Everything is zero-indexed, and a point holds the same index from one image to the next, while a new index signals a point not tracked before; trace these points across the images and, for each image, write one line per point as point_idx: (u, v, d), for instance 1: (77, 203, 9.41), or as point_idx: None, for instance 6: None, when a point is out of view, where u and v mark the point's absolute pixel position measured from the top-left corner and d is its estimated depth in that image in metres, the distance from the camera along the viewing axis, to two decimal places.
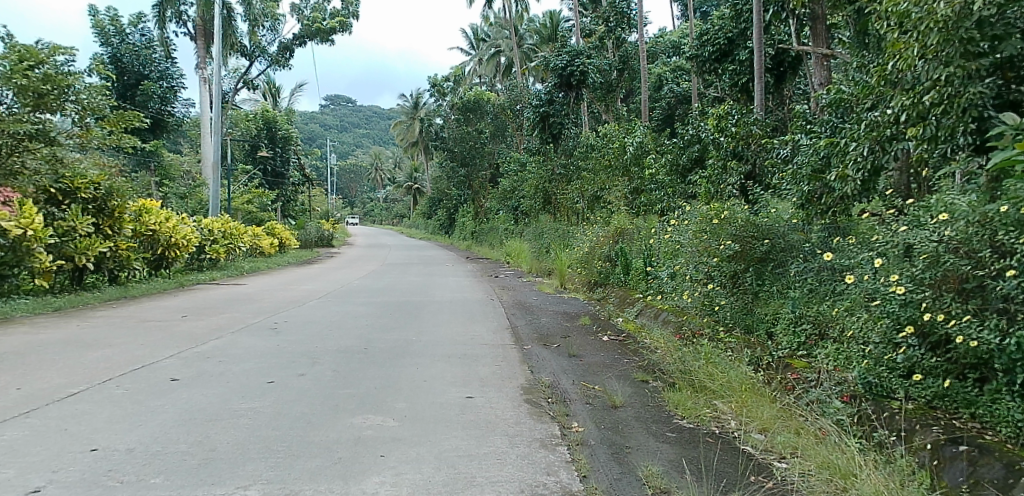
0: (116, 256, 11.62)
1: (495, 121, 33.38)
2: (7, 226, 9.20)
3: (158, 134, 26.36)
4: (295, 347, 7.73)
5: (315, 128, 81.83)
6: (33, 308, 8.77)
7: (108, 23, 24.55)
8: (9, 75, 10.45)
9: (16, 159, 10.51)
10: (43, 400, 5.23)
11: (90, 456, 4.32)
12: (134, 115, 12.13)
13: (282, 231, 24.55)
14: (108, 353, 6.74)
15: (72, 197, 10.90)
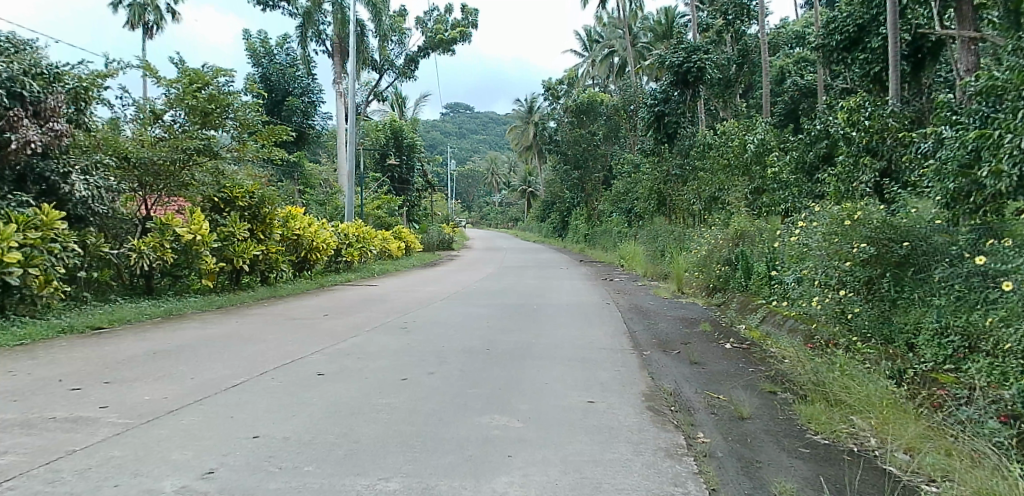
0: (267, 259, 12.75)
1: (609, 122, 33.16)
2: (180, 233, 10.41)
3: (301, 146, 28.57)
4: (423, 346, 8.12)
5: (434, 135, 85.06)
6: (201, 305, 9.82)
7: (259, 45, 26.87)
8: (182, 97, 11.39)
9: (188, 172, 11.44)
10: (214, 389, 5.86)
11: (253, 443, 4.79)
12: (283, 129, 12.95)
13: (408, 235, 25.74)
14: (263, 347, 7.42)
15: (231, 205, 12.22)
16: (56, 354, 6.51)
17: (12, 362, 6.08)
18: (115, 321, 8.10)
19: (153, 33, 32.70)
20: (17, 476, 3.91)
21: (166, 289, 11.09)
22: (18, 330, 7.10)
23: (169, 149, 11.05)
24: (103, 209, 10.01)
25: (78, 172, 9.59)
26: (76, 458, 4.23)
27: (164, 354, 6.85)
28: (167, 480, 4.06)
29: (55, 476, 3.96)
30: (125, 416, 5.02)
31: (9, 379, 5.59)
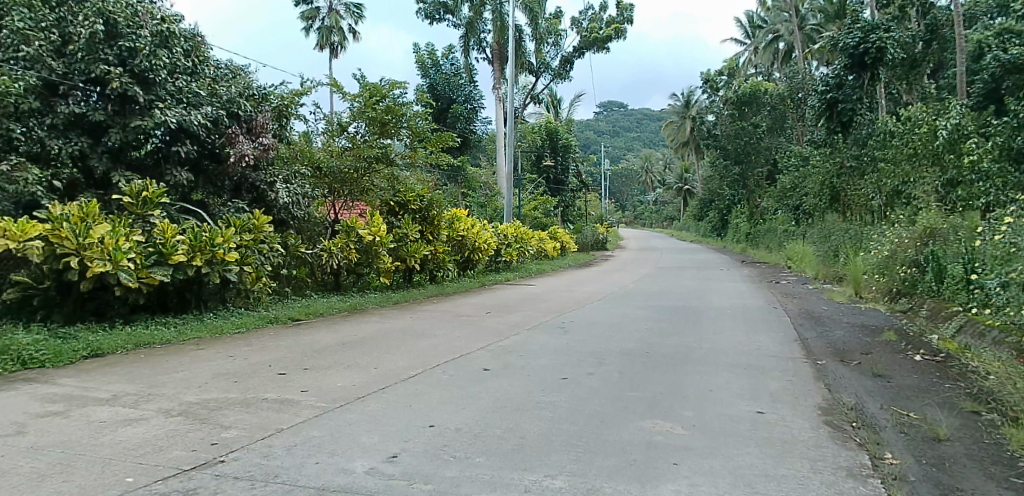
0: (435, 258, 13.58)
1: (773, 113, 31.18)
2: (362, 234, 11.44)
3: (464, 151, 29.99)
4: (583, 346, 8.19)
5: (587, 134, 85.21)
6: (380, 301, 10.67)
7: (427, 57, 28.54)
8: (363, 109, 12.42)
9: (368, 178, 12.65)
10: (393, 379, 6.36)
11: (429, 432, 5.10)
12: (449, 136, 13.67)
13: (564, 235, 26.01)
14: (435, 342, 7.92)
15: (405, 208, 13.15)
16: (265, 341, 7.42)
17: (232, 348, 7.01)
18: (311, 313, 9.06)
19: (337, 53, 35.94)
20: (239, 448, 4.50)
21: (350, 287, 12.12)
22: (235, 319, 8.18)
23: (352, 158, 12.31)
24: (301, 213, 11.23)
25: (281, 181, 10.75)
26: (283, 436, 4.78)
27: (351, 345, 7.55)
28: (357, 461, 4.44)
29: (268, 451, 4.50)
30: (321, 400, 5.60)
31: (231, 362, 6.47)
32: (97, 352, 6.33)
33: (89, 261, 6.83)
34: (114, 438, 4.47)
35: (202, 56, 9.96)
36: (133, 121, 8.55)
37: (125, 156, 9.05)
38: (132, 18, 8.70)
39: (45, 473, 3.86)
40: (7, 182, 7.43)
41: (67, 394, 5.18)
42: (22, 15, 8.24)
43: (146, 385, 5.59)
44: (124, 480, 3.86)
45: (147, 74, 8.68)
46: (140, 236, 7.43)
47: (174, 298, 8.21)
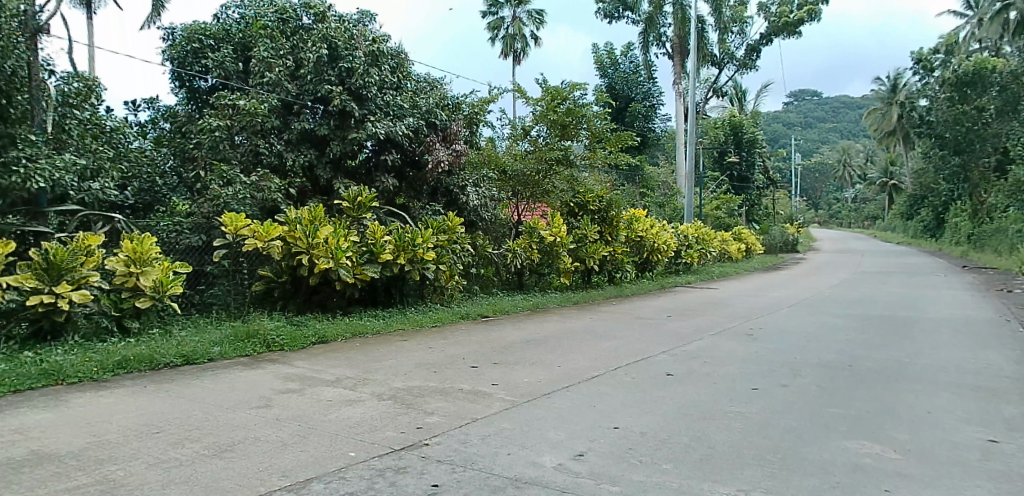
0: (614, 259, 13.64)
1: (1005, 94, 26.87)
2: (543, 235, 11.85)
3: (642, 149, 29.55)
4: (775, 356, 7.73)
5: (773, 127, 79.77)
6: (561, 301, 10.93)
7: (606, 57, 28.58)
8: (545, 113, 12.79)
9: (549, 181, 13.08)
10: (577, 378, 6.50)
11: (614, 433, 5.10)
12: (629, 135, 13.59)
13: (749, 236, 24.61)
14: (617, 343, 7.95)
15: (584, 209, 13.35)
16: (458, 336, 7.94)
17: (430, 340, 7.62)
18: (497, 311, 9.53)
19: (520, 60, 37.20)
20: (440, 434, 4.87)
21: (533, 286, 12.50)
22: (433, 314, 8.86)
23: (535, 160, 12.73)
24: (488, 215, 11.90)
25: (471, 185, 11.49)
26: (478, 426, 5.08)
27: (536, 343, 7.83)
28: (547, 456, 4.56)
29: (465, 438, 4.82)
30: (511, 394, 5.88)
31: (430, 354, 7.02)
32: (322, 339, 7.21)
33: (316, 259, 7.84)
34: (338, 416, 5.08)
35: (405, 71, 10.88)
36: (350, 134, 9.64)
37: (343, 166, 10.20)
38: (349, 41, 9.82)
39: (286, 442, 4.50)
40: (256, 190, 8.65)
41: (300, 375, 5.98)
42: (266, 45, 9.56)
43: (361, 370, 6.28)
44: (346, 454, 4.37)
45: (360, 90, 9.74)
46: (356, 238, 8.34)
47: (382, 293, 9.07)
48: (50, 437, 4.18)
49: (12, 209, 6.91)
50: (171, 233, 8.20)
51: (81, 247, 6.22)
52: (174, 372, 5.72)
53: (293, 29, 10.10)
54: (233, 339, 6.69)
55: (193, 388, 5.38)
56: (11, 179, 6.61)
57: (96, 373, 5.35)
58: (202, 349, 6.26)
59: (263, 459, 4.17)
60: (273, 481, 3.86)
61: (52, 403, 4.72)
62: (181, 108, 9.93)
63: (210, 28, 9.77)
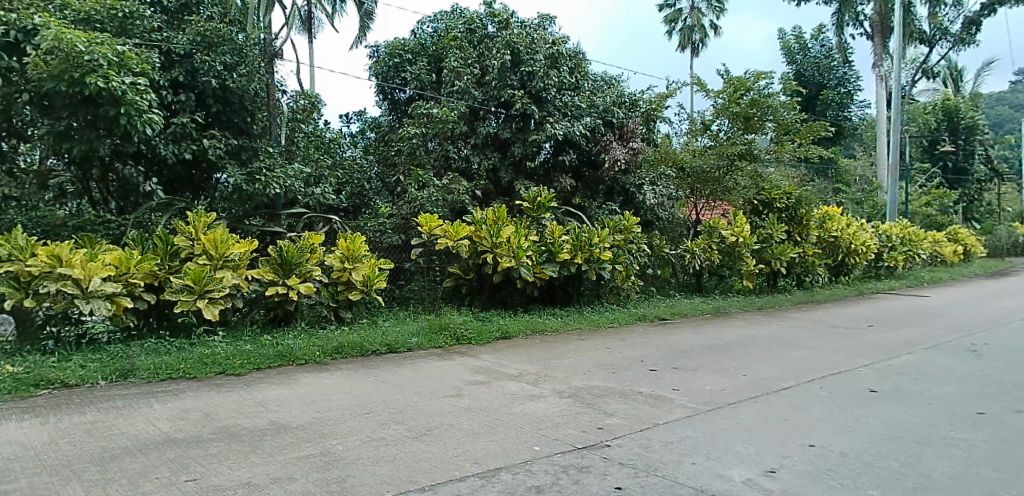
0: (804, 261, 12.71)
1: None
2: (724, 235, 11.38)
3: (835, 140, 27.07)
4: (1004, 376, 6.71)
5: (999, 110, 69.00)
6: (743, 305, 10.42)
7: (794, 41, 26.55)
8: (727, 105, 12.18)
9: (730, 177, 12.51)
10: (765, 388, 6.15)
11: (810, 451, 4.74)
12: (821, 125, 12.57)
13: (967, 236, 21.55)
14: (809, 353, 7.41)
15: (770, 207, 12.55)
16: (636, 337, 7.89)
17: (607, 341, 7.65)
18: (675, 314, 9.30)
19: (697, 52, 35.85)
20: (622, 435, 4.86)
21: (712, 288, 12.08)
22: (610, 315, 8.88)
23: (715, 156, 12.27)
24: (665, 215, 11.70)
25: (649, 184, 11.35)
26: (659, 431, 5.00)
27: (719, 348, 7.55)
28: (735, 469, 4.35)
29: (648, 442, 4.76)
30: (694, 401, 5.72)
31: (608, 354, 7.06)
32: (504, 334, 7.55)
33: (500, 258, 8.23)
34: (523, 410, 5.29)
35: (584, 71, 11.00)
36: (530, 136, 9.99)
37: (523, 167, 10.51)
38: (530, 45, 10.15)
39: (477, 431, 4.78)
40: (446, 193, 9.26)
41: (487, 368, 6.32)
42: (456, 56, 10.23)
43: (543, 367, 6.48)
44: (531, 448, 4.52)
45: (541, 93, 10.05)
46: (535, 237, 8.63)
47: (560, 292, 9.27)
48: (284, 410, 4.84)
49: (254, 212, 8.04)
50: (377, 232, 8.90)
51: (307, 245, 7.07)
52: (379, 358, 6.34)
53: (480, 38, 10.67)
54: (428, 331, 7.25)
55: (395, 374, 5.91)
56: (254, 186, 7.70)
57: (318, 357, 6.10)
58: (401, 339, 6.86)
59: (456, 446, 4.47)
60: (467, 467, 4.12)
61: (285, 381, 5.46)
62: (384, 118, 10.98)
63: (407, 44, 10.85)
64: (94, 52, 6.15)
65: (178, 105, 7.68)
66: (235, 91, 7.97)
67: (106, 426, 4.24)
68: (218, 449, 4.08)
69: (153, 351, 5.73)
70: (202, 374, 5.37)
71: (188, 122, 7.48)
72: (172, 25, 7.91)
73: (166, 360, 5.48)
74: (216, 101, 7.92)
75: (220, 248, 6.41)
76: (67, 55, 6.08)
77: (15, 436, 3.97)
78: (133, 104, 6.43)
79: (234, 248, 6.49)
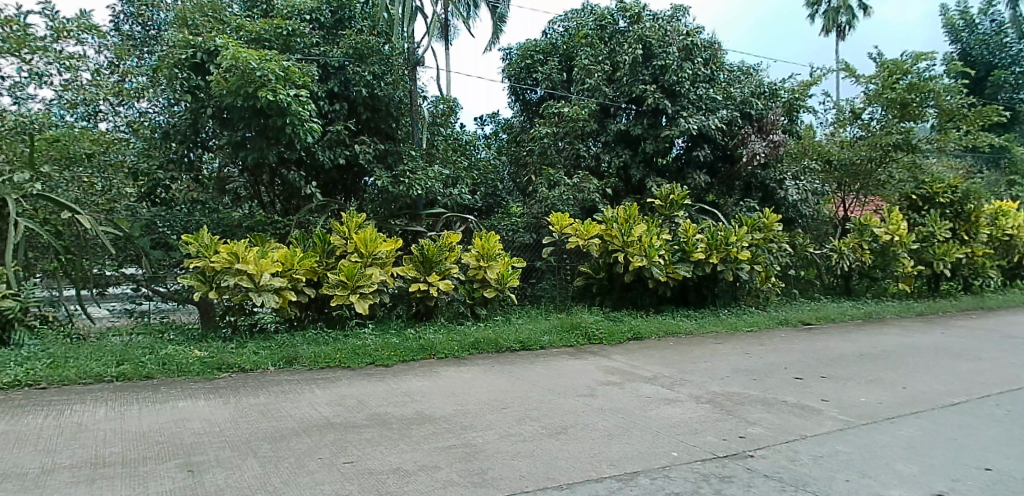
0: (972, 263, 11.53)
1: None
2: (877, 233, 10.52)
3: (1011, 126, 23.96)
4: None
5: None
6: (900, 311, 9.56)
7: (960, 17, 23.88)
8: (881, 91, 11.17)
9: (884, 170, 11.49)
10: (929, 403, 5.61)
11: (986, 475, 4.26)
12: (993, 109, 11.35)
13: None
14: (981, 366, 6.66)
15: (931, 202, 11.61)
16: (777, 343, 7.50)
17: (746, 345, 7.34)
18: (821, 318, 8.73)
19: (844, 35, 33.25)
20: (766, 446, 4.63)
21: (863, 292, 11.23)
22: (748, 318, 8.50)
23: (867, 147, 11.28)
24: (809, 211, 11.02)
25: (790, 178, 10.67)
26: (808, 444, 4.71)
27: (872, 357, 7.00)
28: (896, 490, 3.99)
29: (795, 455, 4.49)
30: (846, 414, 5.34)
31: (747, 360, 6.76)
32: (637, 335, 7.46)
33: (631, 257, 8.15)
34: (659, 413, 5.20)
35: (720, 62, 10.57)
36: (663, 131, 9.73)
37: (655, 163, 10.29)
38: (663, 39, 9.87)
39: (612, 432, 4.76)
40: (577, 191, 9.27)
41: (620, 369, 6.28)
42: (587, 53, 10.32)
43: (679, 370, 6.33)
44: (669, 453, 4.42)
45: (674, 87, 9.76)
46: (668, 236, 8.44)
47: (694, 293, 9.03)
48: (428, 401, 5.10)
49: (399, 212, 8.52)
50: (511, 231, 9.09)
51: (447, 244, 7.38)
52: (514, 355, 6.50)
53: (611, 34, 10.57)
54: (560, 330, 7.33)
55: (529, 371, 6.04)
56: (399, 188, 8.17)
57: (457, 352, 6.37)
58: (535, 337, 6.98)
59: (593, 446, 4.47)
60: (603, 468, 4.11)
61: (428, 373, 5.76)
62: (516, 119, 11.27)
63: (539, 44, 11.07)
64: (264, 68, 6.76)
65: (333, 114, 8.35)
66: (382, 99, 8.50)
67: (276, 408, 4.69)
68: (371, 435, 4.37)
69: (313, 341, 6.25)
70: (355, 363, 5.80)
71: (342, 130, 8.09)
72: (328, 39, 8.52)
73: (325, 350, 5.97)
74: (366, 108, 8.51)
75: (370, 246, 6.85)
76: (242, 72, 6.75)
77: (203, 412, 4.50)
78: (296, 115, 7.03)
79: (382, 247, 6.91)
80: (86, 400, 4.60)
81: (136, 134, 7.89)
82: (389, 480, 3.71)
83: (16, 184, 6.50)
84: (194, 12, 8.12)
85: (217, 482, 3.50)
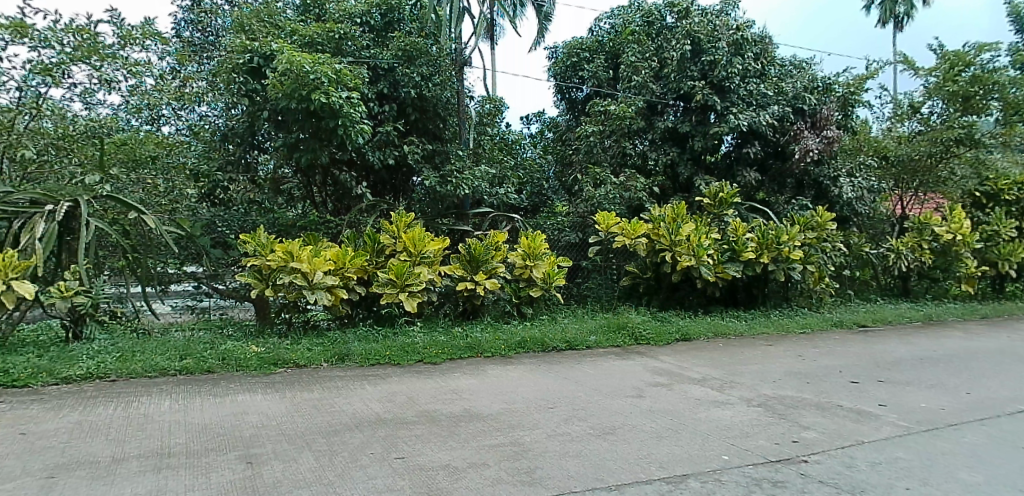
0: None
1: None
2: (938, 232, 10.09)
3: None
4: None
5: None
6: (963, 313, 9.17)
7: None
8: (941, 84, 10.82)
9: (945, 166, 11.05)
10: (995, 410, 5.37)
11: None
12: None
13: None
14: None
15: (996, 199, 11.11)
16: (831, 345, 7.29)
17: (798, 347, 7.16)
18: (878, 320, 8.45)
19: (902, 27, 32.06)
20: (821, 451, 4.51)
21: (922, 294, 10.82)
22: (800, 319, 8.30)
23: (927, 143, 10.87)
24: (865, 210, 10.68)
25: (845, 176, 10.36)
26: (865, 449, 4.57)
27: (933, 361, 6.74)
28: None
29: (851, 461, 4.36)
30: (905, 420, 5.16)
31: (800, 363, 6.60)
32: (685, 336, 7.36)
33: (679, 256, 8.04)
34: (709, 416, 5.13)
35: (771, 57, 10.32)
36: (712, 128, 9.56)
37: (703, 161, 10.14)
38: (712, 33, 9.67)
39: (661, 434, 4.71)
40: (624, 190, 9.20)
41: (668, 370, 6.22)
42: (634, 50, 10.28)
43: (728, 372, 6.23)
44: (720, 457, 4.35)
45: (723, 82, 9.60)
46: (717, 235, 8.30)
47: (743, 294, 8.87)
48: (476, 399, 5.15)
49: (446, 212, 8.60)
50: (556, 230, 9.09)
51: (493, 243, 7.42)
52: (561, 355, 6.51)
53: (658, 30, 10.44)
54: (606, 330, 7.29)
55: (576, 371, 6.03)
56: (447, 188, 8.26)
57: (504, 351, 6.41)
58: (581, 336, 6.97)
59: (641, 447, 4.44)
60: (652, 471, 4.07)
61: (476, 371, 5.81)
62: (562, 118, 11.28)
63: (585, 42, 11.04)
64: (317, 71, 6.93)
65: (383, 115, 8.47)
66: (430, 99, 8.60)
67: (329, 403, 4.81)
68: (421, 432, 4.44)
69: (363, 338, 6.39)
70: (404, 360, 5.89)
71: (391, 131, 8.21)
72: (378, 41, 8.68)
73: (375, 347, 6.09)
74: (414, 110, 8.60)
75: (418, 245, 6.94)
76: (296, 75, 6.94)
77: (260, 406, 4.65)
78: (348, 116, 7.17)
79: (429, 246, 6.99)
80: (152, 393, 4.81)
81: (196, 137, 8.27)
82: (439, 476, 3.76)
83: (86, 185, 6.80)
84: (251, 18, 8.43)
85: (275, 474, 3.61)
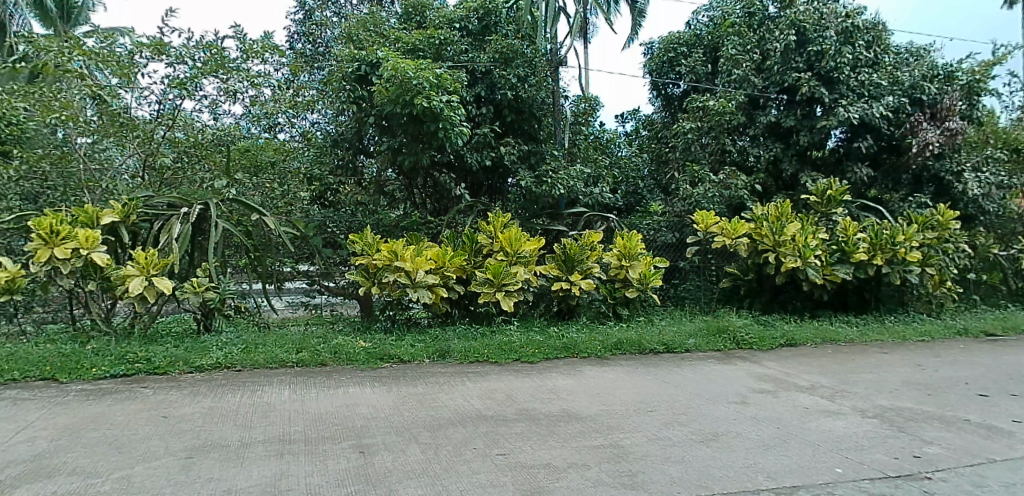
0: None
1: None
2: None
3: None
4: None
5: None
6: None
7: None
8: None
9: None
10: None
11: None
12: None
13: None
14: None
15: None
16: (955, 355, 6.77)
17: (917, 356, 6.70)
18: (1010, 329, 7.75)
19: None
20: (947, 468, 4.20)
21: None
22: (919, 326, 7.76)
23: None
24: (994, 207, 9.84)
25: (970, 170, 9.53)
26: (997, 469, 4.21)
27: None
28: None
29: (981, 481, 4.04)
30: None
31: (919, 372, 6.17)
32: (790, 341, 7.05)
33: (783, 257, 7.72)
34: (819, 426, 4.89)
35: (885, 44, 9.69)
36: (818, 122, 9.11)
37: (810, 157, 9.69)
38: (819, 22, 9.21)
39: (768, 443, 4.55)
40: (723, 188, 8.92)
41: (773, 376, 5.99)
42: (735, 43, 9.88)
43: (839, 381, 5.92)
44: (833, 470, 4.15)
45: (831, 73, 9.12)
46: (824, 235, 7.90)
47: (853, 298, 8.40)
48: (575, 400, 5.17)
49: (541, 212, 8.67)
50: (652, 230, 8.96)
51: (589, 243, 7.41)
52: (659, 357, 6.41)
53: (760, 21, 10.05)
54: (706, 333, 7.11)
55: (675, 375, 5.92)
56: (543, 188, 8.31)
57: (601, 352, 6.39)
58: (679, 339, 6.83)
59: (747, 455, 4.30)
60: (760, 480, 3.94)
61: (573, 372, 5.83)
62: (657, 115, 11.10)
63: (682, 37, 10.81)
64: (420, 76, 7.18)
65: (481, 118, 8.67)
66: (526, 101, 8.68)
67: (433, 398, 4.98)
68: (521, 429, 4.51)
69: (463, 335, 6.56)
70: (503, 358, 6.00)
71: (488, 133, 8.39)
72: (476, 45, 8.90)
73: (474, 345, 6.24)
74: (510, 111, 8.72)
75: (515, 245, 7.03)
76: (400, 81, 7.22)
77: (370, 399, 4.89)
78: (448, 120, 7.38)
79: (525, 246, 7.07)
80: (273, 382, 5.16)
81: (308, 143, 8.76)
82: (540, 475, 3.81)
83: (216, 189, 7.47)
84: (358, 29, 8.86)
85: (386, 464, 3.78)
